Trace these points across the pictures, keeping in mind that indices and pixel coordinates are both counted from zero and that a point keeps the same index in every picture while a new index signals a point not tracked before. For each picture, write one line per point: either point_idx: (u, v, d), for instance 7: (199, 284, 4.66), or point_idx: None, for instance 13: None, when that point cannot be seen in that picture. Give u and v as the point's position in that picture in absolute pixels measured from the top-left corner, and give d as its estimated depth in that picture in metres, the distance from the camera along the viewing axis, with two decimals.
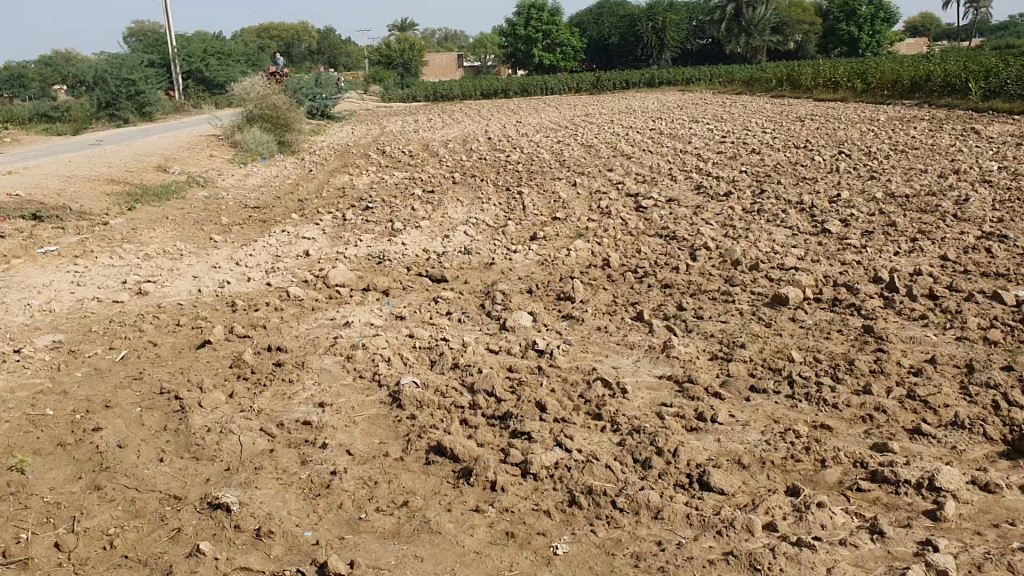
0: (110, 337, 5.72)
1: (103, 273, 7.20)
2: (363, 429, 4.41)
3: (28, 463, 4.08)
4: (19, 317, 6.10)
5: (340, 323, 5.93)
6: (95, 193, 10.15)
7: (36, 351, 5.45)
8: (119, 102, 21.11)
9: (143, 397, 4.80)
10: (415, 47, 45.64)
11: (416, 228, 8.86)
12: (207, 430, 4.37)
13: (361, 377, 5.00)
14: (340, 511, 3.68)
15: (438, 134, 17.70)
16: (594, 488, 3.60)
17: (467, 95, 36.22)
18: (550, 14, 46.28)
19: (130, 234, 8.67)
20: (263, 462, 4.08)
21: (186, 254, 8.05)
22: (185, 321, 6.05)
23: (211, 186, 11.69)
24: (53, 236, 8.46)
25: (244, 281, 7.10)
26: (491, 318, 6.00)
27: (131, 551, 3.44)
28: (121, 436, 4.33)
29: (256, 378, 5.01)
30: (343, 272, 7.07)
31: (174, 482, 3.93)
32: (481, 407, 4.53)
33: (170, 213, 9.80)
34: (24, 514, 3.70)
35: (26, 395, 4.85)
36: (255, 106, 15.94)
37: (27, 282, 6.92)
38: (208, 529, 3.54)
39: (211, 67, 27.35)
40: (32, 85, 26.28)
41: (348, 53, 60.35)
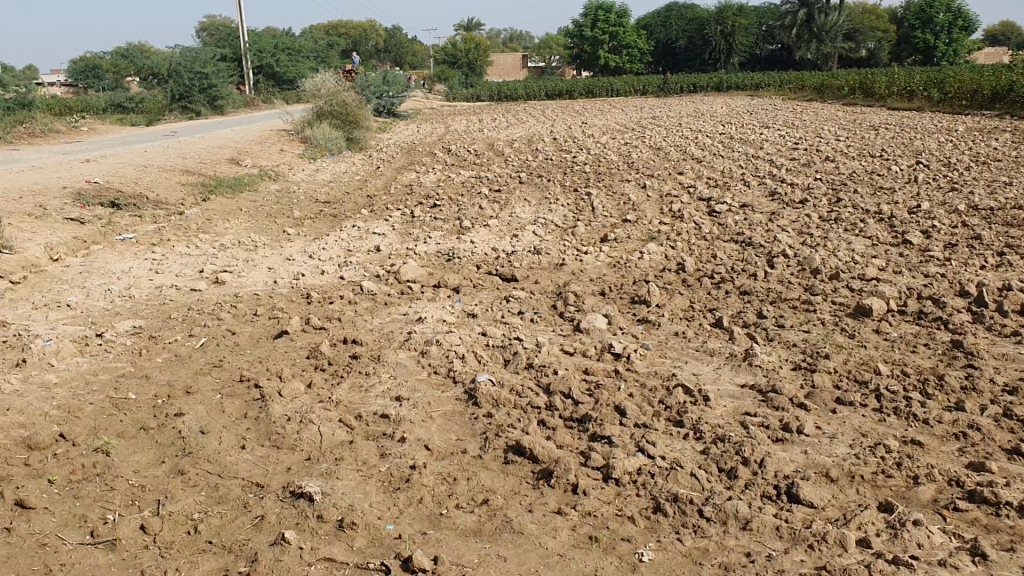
0: (189, 324, 5.81)
1: (181, 262, 7.32)
2: (440, 425, 4.40)
3: (112, 445, 4.14)
4: (101, 302, 6.22)
5: (413, 318, 5.95)
6: (170, 183, 10.33)
7: (117, 336, 5.55)
8: (192, 95, 21.62)
9: (223, 384, 4.86)
10: (481, 46, 45.88)
11: (485, 227, 8.84)
12: (287, 420, 4.40)
13: (435, 373, 5.00)
14: (420, 507, 3.66)
15: (504, 133, 17.74)
16: (680, 497, 3.55)
17: (532, 95, 36.37)
18: (617, 15, 46.12)
19: (205, 224, 8.81)
20: (343, 453, 4.09)
21: (259, 245, 8.14)
22: (262, 311, 6.12)
23: (281, 180, 11.84)
24: (131, 224, 8.62)
25: (317, 274, 7.16)
26: (564, 320, 5.96)
27: (215, 538, 3.46)
28: (203, 422, 4.38)
29: (333, 370, 5.03)
30: (414, 268, 7.09)
31: (256, 469, 3.96)
32: (558, 408, 4.49)
33: (244, 205, 9.94)
34: (110, 496, 3.75)
35: (108, 377, 4.95)
36: (325, 102, 16.15)
37: (107, 268, 7.06)
38: (292, 518, 3.56)
39: (281, 62, 27.76)
40: (107, 75, 26.84)
41: (414, 53, 61.12)
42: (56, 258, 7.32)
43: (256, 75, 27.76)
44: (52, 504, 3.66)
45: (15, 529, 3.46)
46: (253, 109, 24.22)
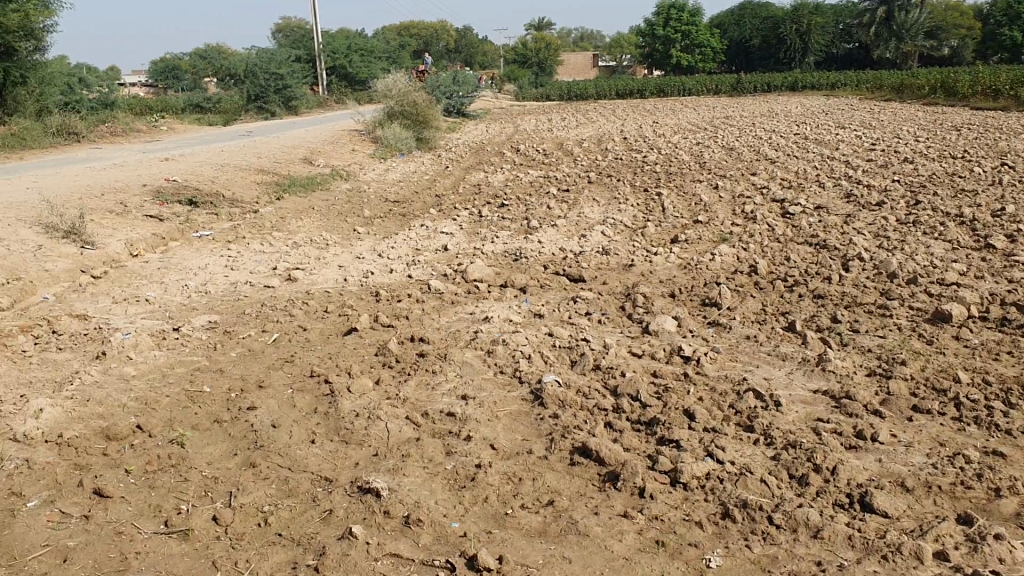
0: (262, 320, 5.92)
1: (255, 259, 7.48)
2: (506, 425, 4.40)
3: (187, 437, 4.24)
4: (178, 297, 6.38)
5: (480, 317, 5.96)
6: (246, 182, 10.55)
7: (194, 330, 5.68)
8: (267, 96, 22.10)
9: (295, 379, 4.94)
10: (552, 46, 45.89)
11: (552, 227, 8.83)
12: (356, 415, 4.45)
13: (502, 373, 5.00)
14: (485, 506, 3.67)
15: (574, 133, 17.70)
16: (750, 503, 3.49)
17: (602, 95, 36.32)
18: (689, 14, 45.69)
19: (278, 222, 8.98)
20: (410, 450, 4.12)
21: (330, 243, 8.26)
22: (332, 307, 6.21)
23: (353, 179, 12.01)
24: (207, 221, 8.83)
25: (386, 272, 7.22)
26: (632, 322, 5.91)
27: (284, 530, 3.52)
28: (275, 416, 4.45)
29: (401, 367, 5.08)
30: (481, 267, 7.11)
31: (325, 464, 4.02)
32: (626, 410, 4.46)
33: (316, 204, 10.11)
34: (184, 486, 3.84)
35: (184, 371, 5.07)
36: (396, 103, 16.33)
37: (185, 264, 7.24)
38: (359, 513, 3.60)
39: (354, 63, 28.21)
40: (186, 75, 27.54)
41: (485, 53, 61.54)
42: (136, 254, 7.55)
43: (330, 75, 28.24)
44: (128, 493, 3.76)
45: (94, 517, 3.56)
46: (325, 110, 24.60)
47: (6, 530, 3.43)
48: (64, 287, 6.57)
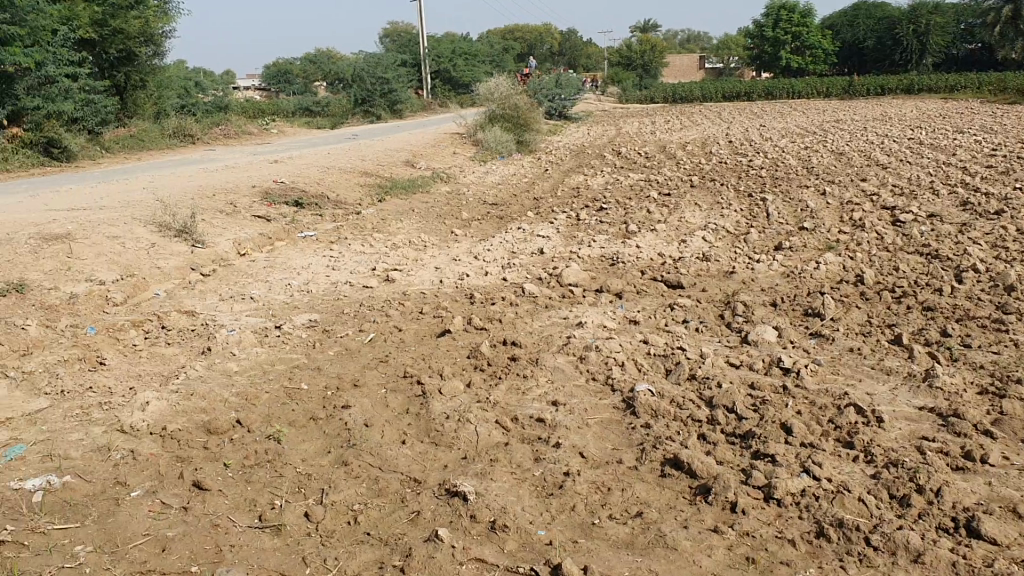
0: (359, 319, 6.03)
1: (356, 259, 7.63)
2: (597, 433, 4.36)
3: (284, 433, 4.34)
4: (281, 296, 6.55)
5: (574, 322, 5.93)
6: (349, 184, 10.78)
7: (294, 328, 5.82)
8: (373, 99, 22.56)
9: (388, 379, 5.00)
10: (657, 47, 45.46)
11: (652, 231, 8.72)
12: (446, 418, 4.48)
13: (594, 380, 4.96)
14: (573, 514, 3.64)
15: (677, 135, 17.49)
16: (846, 522, 3.36)
17: (708, 97, 35.81)
18: (800, 15, 44.63)
19: (379, 224, 9.14)
20: (498, 455, 4.12)
21: (428, 245, 8.36)
22: (428, 309, 6.27)
23: (453, 181, 12.13)
24: (312, 222, 9.06)
25: (482, 274, 7.26)
26: (731, 331, 5.78)
27: (373, 529, 3.56)
28: (368, 415, 4.52)
29: (492, 370, 5.09)
30: (577, 272, 7.08)
31: (415, 465, 4.05)
32: (720, 422, 4.35)
33: (416, 206, 10.25)
34: (279, 481, 3.93)
35: (284, 368, 5.19)
36: (498, 106, 16.44)
37: (289, 263, 7.44)
38: (446, 516, 3.62)
39: (458, 67, 28.60)
40: (297, 79, 28.36)
41: (589, 55, 61.49)
42: (243, 253, 7.80)
43: (434, 79, 28.68)
44: (226, 487, 3.88)
45: (193, 509, 3.68)
46: (429, 113, 24.94)
47: (110, 518, 3.58)
48: (175, 283, 6.84)
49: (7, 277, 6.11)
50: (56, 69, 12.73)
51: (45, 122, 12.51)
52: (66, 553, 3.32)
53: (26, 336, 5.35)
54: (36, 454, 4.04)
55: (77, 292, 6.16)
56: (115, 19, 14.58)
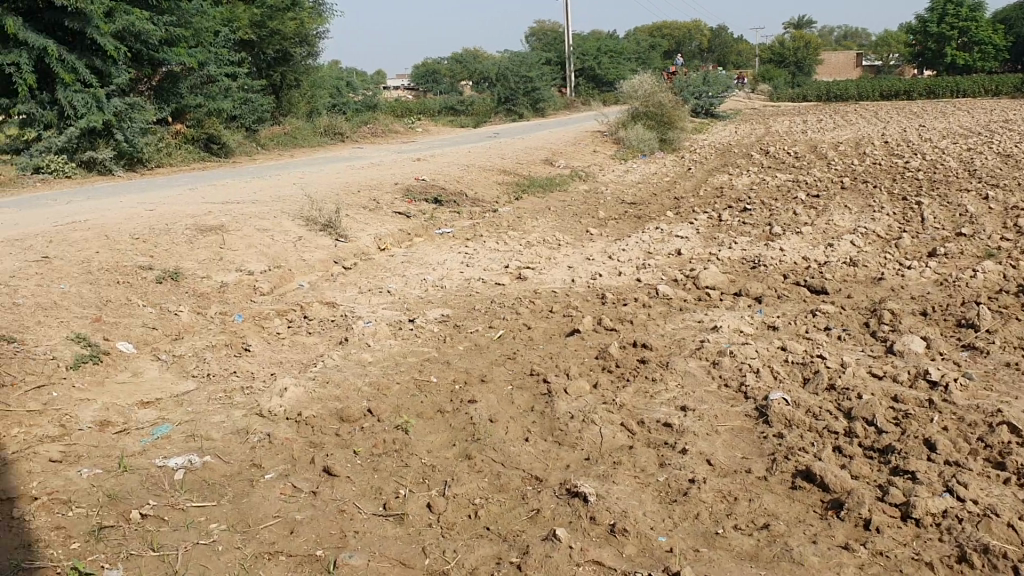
0: (490, 316, 6.08)
1: (491, 256, 7.70)
2: (726, 441, 4.23)
3: (411, 424, 4.41)
4: (416, 290, 6.69)
5: (708, 326, 5.79)
6: (488, 182, 10.91)
7: (426, 322, 5.93)
8: (517, 98, 22.84)
9: (515, 376, 5.02)
10: (811, 44, 43.92)
11: (796, 234, 8.42)
12: (571, 417, 4.45)
13: (726, 387, 4.82)
14: (696, 522, 3.54)
15: (829, 135, 16.86)
16: (992, 548, 3.14)
17: (864, 95, 34.39)
18: (968, 9, 42.23)
19: (515, 222, 9.19)
20: (622, 457, 4.07)
21: (563, 244, 8.35)
22: (559, 308, 6.26)
23: (592, 180, 12.09)
24: (450, 219, 9.21)
25: (615, 275, 7.19)
26: (875, 341, 5.50)
27: (492, 524, 3.57)
28: (493, 410, 4.55)
29: (620, 373, 5.03)
30: (714, 274, 6.91)
31: (537, 462, 4.05)
32: (858, 435, 4.15)
33: (554, 204, 10.26)
34: (404, 471, 4.00)
35: (414, 360, 5.29)
36: (642, 104, 16.29)
37: (426, 259, 7.59)
38: (566, 516, 3.59)
39: (603, 65, 28.52)
40: (443, 79, 28.91)
41: (740, 52, 60.11)
42: (383, 248, 8.01)
43: (579, 77, 28.75)
44: (354, 473, 3.97)
45: (321, 494, 3.79)
46: (572, 112, 24.97)
47: (245, 498, 3.73)
48: (318, 275, 7.09)
49: (164, 264, 6.47)
50: (217, 69, 13.36)
51: (206, 120, 13.23)
52: (202, 530, 3.48)
53: (179, 321, 5.67)
54: (181, 434, 4.26)
55: (227, 281, 6.47)
56: (272, 21, 15.23)
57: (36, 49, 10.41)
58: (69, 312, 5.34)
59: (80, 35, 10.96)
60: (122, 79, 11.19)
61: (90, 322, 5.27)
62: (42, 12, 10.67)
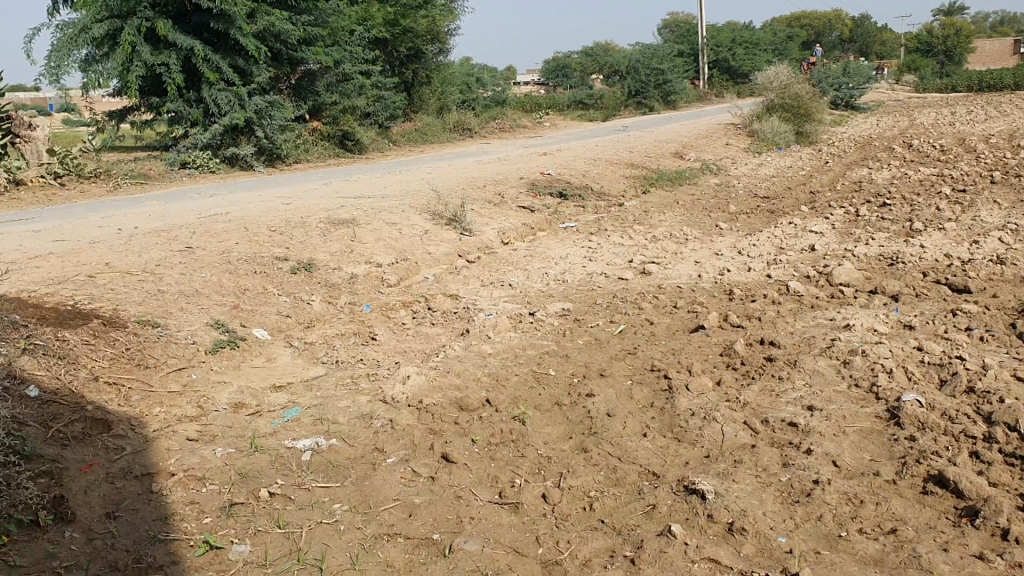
0: (613, 311, 6.05)
1: (615, 250, 7.67)
2: (854, 442, 4.08)
3: (529, 416, 4.44)
4: (539, 284, 6.73)
5: (839, 325, 5.58)
6: (615, 176, 10.85)
7: (547, 315, 5.95)
8: (647, 91, 22.67)
9: (636, 371, 4.98)
10: (962, 31, 41.72)
11: (939, 230, 8.02)
12: (691, 414, 4.38)
13: (856, 387, 4.64)
14: (819, 524, 3.43)
15: (980, 127, 15.97)
16: None
17: (1020, 84, 32.41)
18: None
19: (642, 216, 9.11)
20: (743, 456, 3.98)
21: (690, 238, 8.22)
22: (683, 303, 6.17)
23: (723, 173, 11.86)
24: (575, 213, 9.21)
25: (743, 270, 7.03)
26: (1022, 343, 5.18)
27: (608, 517, 3.56)
28: (612, 405, 4.52)
29: (745, 370, 4.91)
30: (847, 271, 6.66)
31: (655, 458, 4.01)
32: (998, 440, 3.92)
33: (682, 198, 10.11)
34: (520, 461, 4.03)
35: (534, 353, 5.32)
36: (777, 96, 15.86)
37: (549, 253, 7.62)
38: (682, 513, 3.54)
39: (738, 56, 27.91)
40: (573, 73, 28.93)
41: (884, 40, 57.67)
42: (507, 241, 8.09)
43: (712, 70, 28.27)
44: (471, 461, 4.03)
45: (439, 479, 3.87)
46: (706, 104, 24.55)
47: (366, 481, 3.85)
48: (443, 268, 7.22)
49: (299, 256, 6.73)
50: (350, 67, 13.83)
51: (342, 116, 13.68)
52: (326, 510, 3.61)
53: (311, 310, 5.89)
54: (309, 417, 4.43)
55: (356, 272, 6.66)
56: (405, 19, 15.60)
57: (183, 49, 11.00)
58: (210, 299, 5.63)
59: (225, 35, 11.50)
60: (263, 78, 11.70)
61: (229, 309, 5.54)
62: (190, 15, 11.27)
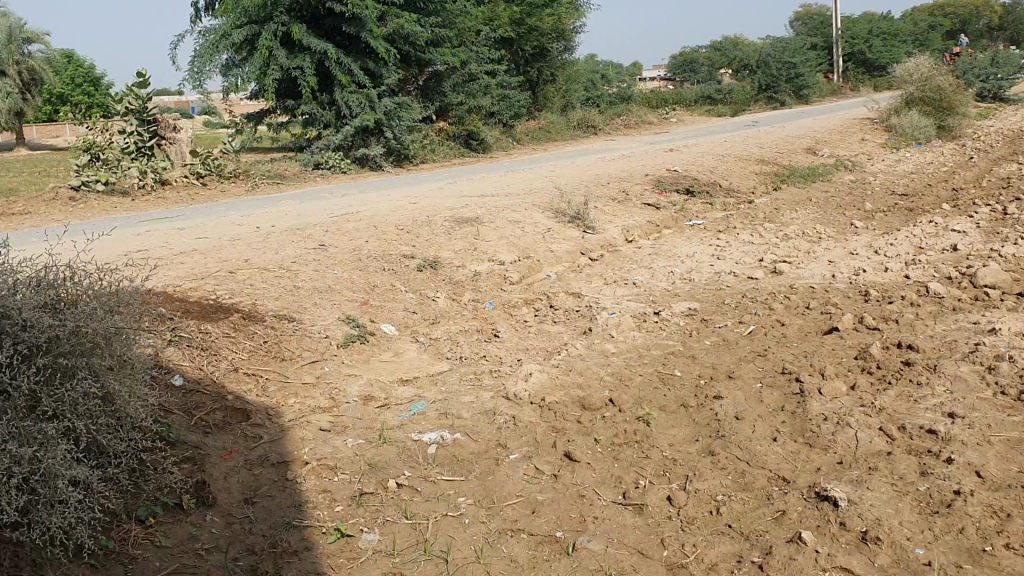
0: (741, 311, 5.91)
1: (744, 249, 7.49)
2: (1000, 452, 3.86)
3: (654, 416, 4.39)
4: (664, 283, 6.65)
5: (985, 328, 5.29)
6: (744, 172, 10.62)
7: (673, 315, 5.87)
8: (778, 85, 22.07)
9: (764, 373, 4.86)
10: None
11: None
12: (823, 419, 4.24)
13: (1003, 394, 4.39)
14: (960, 537, 3.27)
15: None
16: None
17: None
18: None
19: (771, 214, 8.87)
20: (879, 464, 3.82)
21: (823, 237, 7.96)
22: (815, 305, 5.97)
23: (858, 170, 11.42)
24: (702, 211, 9.05)
25: (880, 271, 6.76)
26: None
27: (735, 522, 3.48)
28: (739, 407, 4.42)
29: (881, 375, 4.72)
30: (994, 271, 6.31)
31: (784, 463, 3.90)
32: None
33: (814, 196, 9.80)
34: (644, 462, 3.99)
35: (659, 353, 5.26)
36: (917, 89, 15.17)
37: (675, 251, 7.51)
38: (813, 519, 3.44)
39: (875, 48, 26.86)
40: (701, 68, 28.50)
41: None
42: (631, 239, 8.02)
43: (847, 62, 27.30)
44: (595, 461, 4.01)
45: (562, 477, 3.87)
46: (839, 98, 23.75)
47: (491, 476, 3.89)
48: (566, 266, 7.22)
49: (424, 254, 6.85)
50: (477, 67, 13.95)
51: (467, 116, 13.87)
52: (451, 503, 3.66)
53: (436, 307, 5.99)
54: (434, 411, 4.51)
55: (480, 270, 6.73)
56: (531, 17, 15.66)
57: (317, 53, 11.35)
58: (341, 295, 5.80)
59: (356, 38, 11.81)
60: (392, 79, 11.97)
61: (358, 305, 5.69)
62: (323, 19, 11.63)
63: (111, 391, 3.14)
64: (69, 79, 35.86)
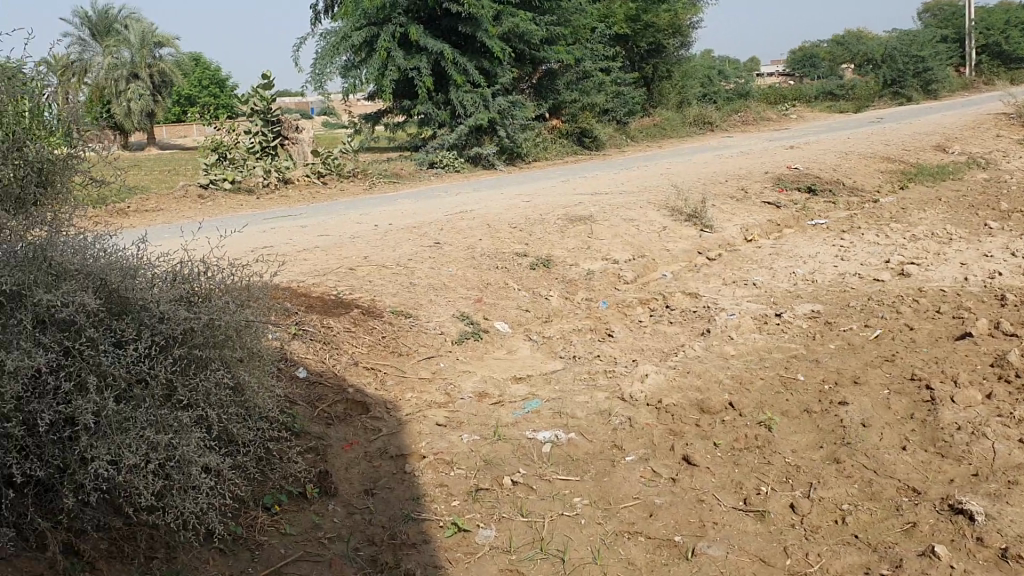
0: (866, 314, 5.71)
1: (869, 250, 7.24)
2: None
3: (775, 421, 4.28)
4: (785, 283, 6.49)
5: None
6: (869, 170, 10.26)
7: (795, 317, 5.71)
8: (905, 80, 21.26)
9: (892, 380, 4.67)
10: None
11: None
12: (958, 429, 4.05)
13: None
14: None
15: None
16: None
17: None
18: None
19: (899, 213, 8.55)
20: (1019, 477, 3.63)
21: (954, 238, 7.62)
22: (947, 308, 5.71)
23: (993, 168, 10.89)
24: (824, 210, 8.79)
25: (1018, 274, 6.42)
26: None
27: (862, 533, 3.36)
28: (866, 414, 4.27)
29: (1020, 384, 4.48)
30: None
31: (915, 474, 3.74)
32: None
33: (946, 194, 9.39)
34: (766, 468, 3.89)
35: (780, 356, 5.12)
36: None
37: (796, 251, 7.32)
38: (947, 533, 3.29)
39: (1011, 39, 25.63)
40: (823, 63, 27.73)
41: None
42: (750, 238, 7.86)
43: (981, 54, 26.13)
44: (714, 465, 3.94)
45: (680, 481, 3.81)
46: (971, 93, 22.74)
47: (607, 477, 3.86)
48: (682, 265, 7.11)
49: (539, 252, 6.86)
50: (591, 64, 13.84)
51: (581, 114, 13.84)
52: (567, 502, 3.65)
53: (550, 306, 5.99)
54: (549, 410, 4.50)
55: (595, 270, 6.70)
56: (646, 13, 15.52)
57: (434, 53, 11.52)
58: (457, 292, 5.86)
59: (472, 38, 11.93)
60: (506, 78, 12.03)
61: (473, 302, 5.75)
62: (440, 19, 11.79)
63: (241, 382, 3.22)
64: (198, 81, 37.34)
